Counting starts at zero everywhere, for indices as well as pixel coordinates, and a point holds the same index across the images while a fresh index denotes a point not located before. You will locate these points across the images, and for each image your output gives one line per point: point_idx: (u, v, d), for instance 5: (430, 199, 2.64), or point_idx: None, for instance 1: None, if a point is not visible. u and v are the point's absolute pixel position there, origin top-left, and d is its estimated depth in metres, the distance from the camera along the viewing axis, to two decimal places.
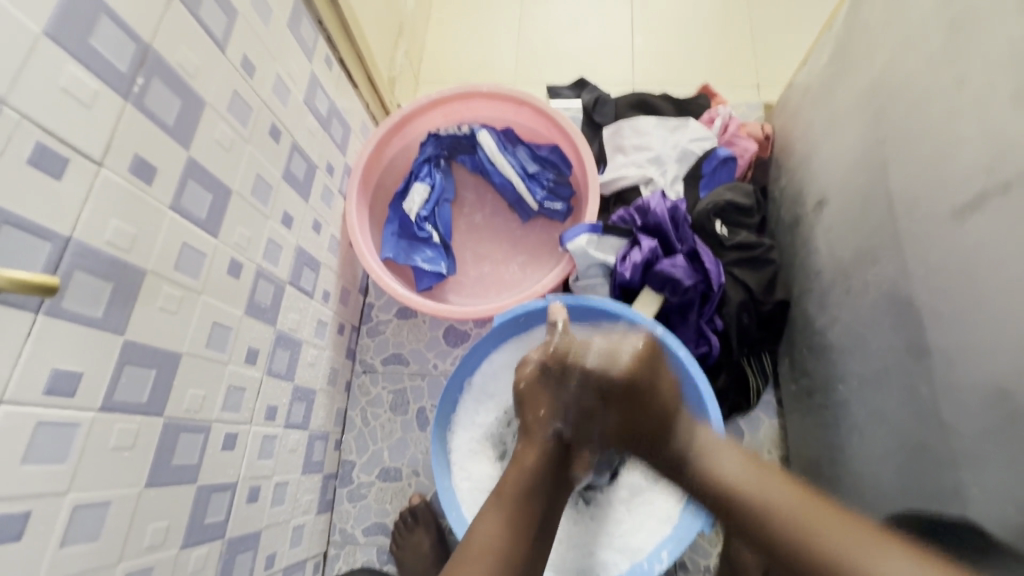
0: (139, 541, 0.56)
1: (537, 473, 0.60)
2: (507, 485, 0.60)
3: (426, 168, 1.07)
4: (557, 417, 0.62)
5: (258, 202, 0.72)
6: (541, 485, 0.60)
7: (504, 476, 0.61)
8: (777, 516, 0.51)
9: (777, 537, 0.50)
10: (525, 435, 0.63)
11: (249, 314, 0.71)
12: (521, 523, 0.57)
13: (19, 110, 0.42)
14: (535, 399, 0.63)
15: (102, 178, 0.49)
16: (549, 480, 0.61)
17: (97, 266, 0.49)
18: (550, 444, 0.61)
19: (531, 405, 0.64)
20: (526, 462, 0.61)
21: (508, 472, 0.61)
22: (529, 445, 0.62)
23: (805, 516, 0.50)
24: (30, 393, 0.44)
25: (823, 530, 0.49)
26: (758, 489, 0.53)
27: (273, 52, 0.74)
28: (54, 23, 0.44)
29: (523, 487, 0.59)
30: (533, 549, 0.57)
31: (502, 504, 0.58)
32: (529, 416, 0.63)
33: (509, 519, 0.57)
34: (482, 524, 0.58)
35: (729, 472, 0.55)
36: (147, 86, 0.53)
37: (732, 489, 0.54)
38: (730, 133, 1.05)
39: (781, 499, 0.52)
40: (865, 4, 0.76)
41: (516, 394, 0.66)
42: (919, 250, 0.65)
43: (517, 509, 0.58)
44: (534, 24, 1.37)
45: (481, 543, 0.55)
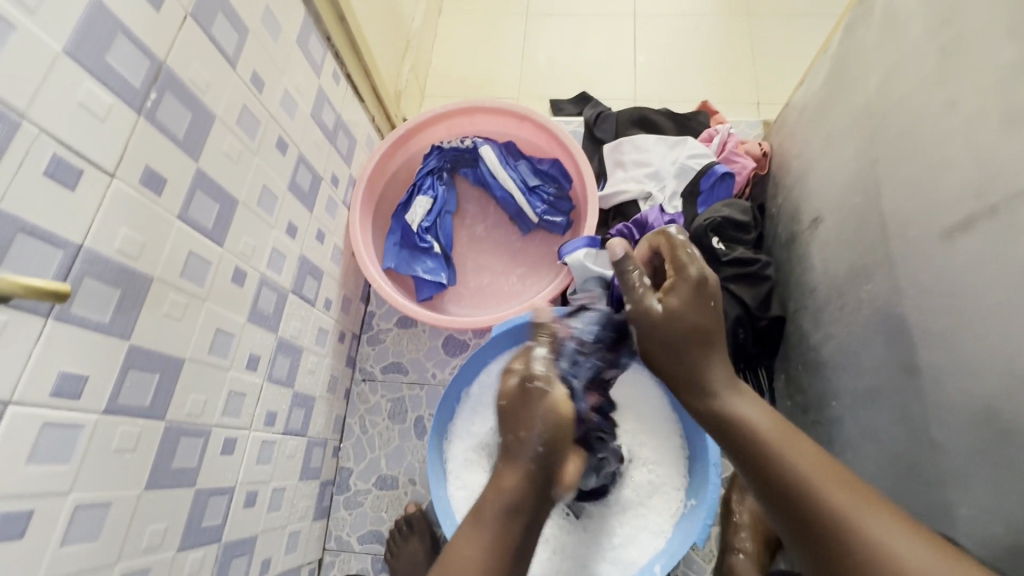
0: (137, 542, 0.57)
1: (516, 497, 0.58)
2: (486, 507, 0.58)
3: (429, 179, 1.09)
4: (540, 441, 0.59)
5: (263, 212, 0.74)
6: (519, 507, 0.58)
7: (483, 495, 0.60)
8: (795, 471, 0.49)
9: (784, 488, 0.49)
10: (505, 455, 0.61)
11: (251, 321, 0.73)
12: (499, 549, 0.56)
13: (38, 125, 0.44)
14: (514, 420, 0.61)
15: (113, 188, 0.51)
16: (530, 500, 0.59)
17: (107, 273, 0.51)
18: (533, 467, 0.59)
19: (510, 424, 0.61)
20: (505, 486, 0.59)
21: (491, 489, 0.60)
22: (509, 469, 0.60)
23: (818, 477, 0.49)
24: (39, 395, 0.46)
25: (823, 485, 0.48)
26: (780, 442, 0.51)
27: (282, 67, 0.76)
28: (73, 42, 0.47)
29: (499, 514, 0.57)
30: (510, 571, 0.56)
31: (478, 528, 0.57)
32: (509, 438, 0.61)
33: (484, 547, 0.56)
34: (459, 545, 0.57)
35: (756, 417, 0.54)
36: (160, 100, 0.55)
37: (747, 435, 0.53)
38: (729, 150, 1.07)
39: (802, 460, 0.50)
40: (860, 27, 0.78)
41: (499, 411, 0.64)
42: (910, 270, 0.66)
43: (494, 538, 0.56)
44: (538, 41, 1.40)
45: (457, 556, 0.55)
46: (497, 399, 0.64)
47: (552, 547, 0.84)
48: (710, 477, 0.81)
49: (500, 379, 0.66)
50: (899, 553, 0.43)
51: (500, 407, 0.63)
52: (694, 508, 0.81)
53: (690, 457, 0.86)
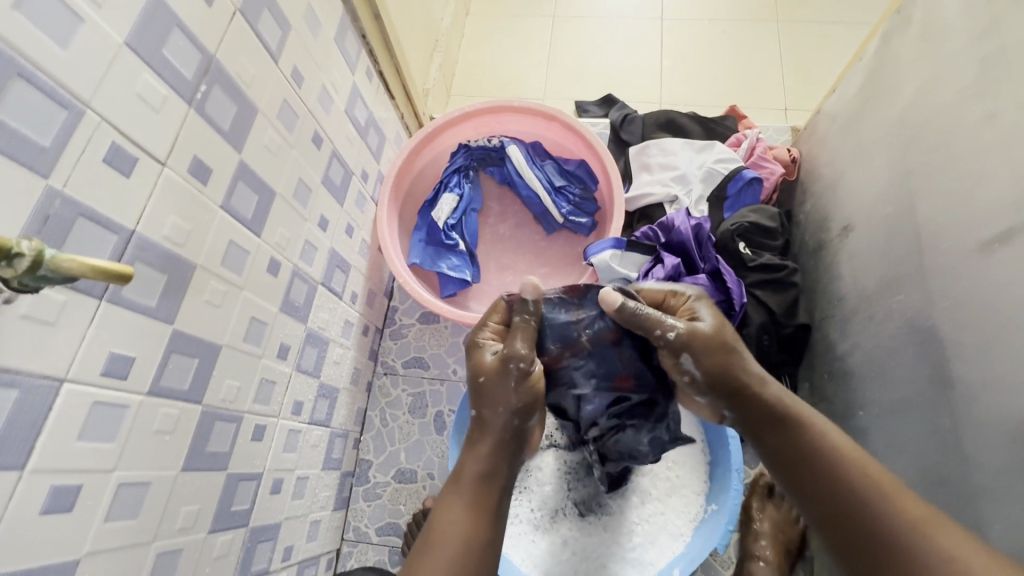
0: (172, 522, 0.58)
1: (489, 461, 0.62)
2: (465, 470, 0.62)
3: (455, 177, 1.10)
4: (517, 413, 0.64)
5: (298, 204, 0.75)
6: (493, 470, 0.62)
7: (462, 461, 0.63)
8: (858, 475, 0.54)
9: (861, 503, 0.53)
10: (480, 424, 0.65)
11: (283, 311, 0.74)
12: (480, 508, 0.59)
13: (99, 113, 0.46)
14: (494, 393, 0.63)
15: (164, 176, 0.52)
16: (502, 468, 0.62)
17: (155, 259, 0.52)
18: (508, 435, 0.63)
19: (488, 397, 0.64)
20: (480, 451, 0.62)
21: (467, 455, 0.63)
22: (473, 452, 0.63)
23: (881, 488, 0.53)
24: (90, 374, 0.47)
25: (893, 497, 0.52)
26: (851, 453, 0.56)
27: (320, 63, 0.78)
28: (134, 36, 0.48)
29: (478, 478, 0.61)
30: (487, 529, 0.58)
31: (460, 492, 0.60)
32: (485, 411, 0.64)
33: (468, 505, 0.59)
34: (444, 511, 0.58)
35: (835, 437, 0.58)
36: (208, 93, 0.57)
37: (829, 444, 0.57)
38: (757, 155, 1.06)
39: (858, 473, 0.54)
40: (898, 35, 0.77)
41: (474, 385, 0.65)
42: (945, 281, 0.65)
43: (474, 495, 0.60)
44: (565, 42, 1.41)
45: (439, 531, 0.56)
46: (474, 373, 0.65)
47: (572, 547, 0.85)
48: (732, 482, 0.81)
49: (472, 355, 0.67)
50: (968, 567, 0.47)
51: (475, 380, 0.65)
52: (716, 513, 0.81)
53: (710, 462, 0.86)
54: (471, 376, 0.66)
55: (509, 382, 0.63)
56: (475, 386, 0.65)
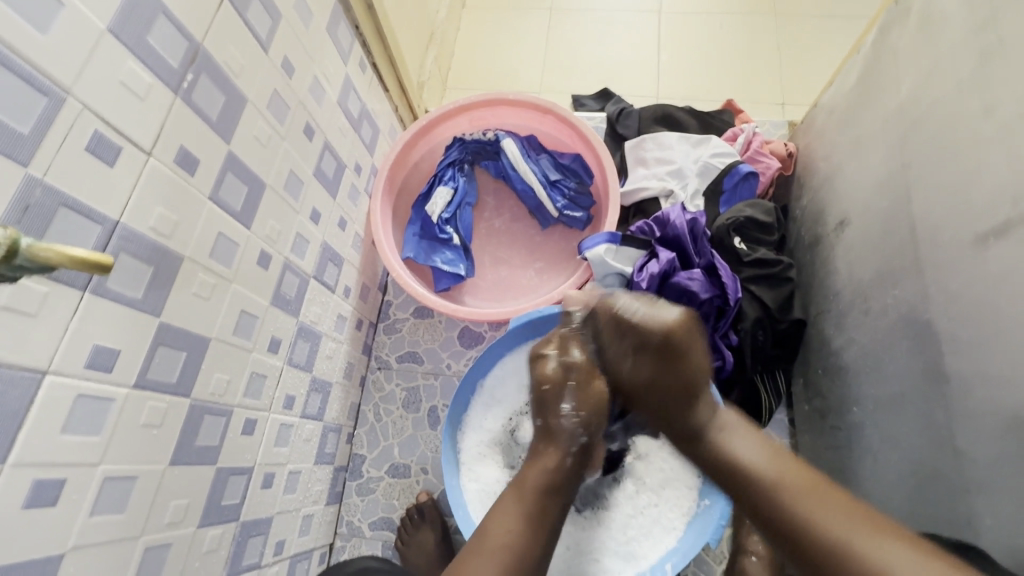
0: (161, 516, 0.58)
1: (557, 475, 0.66)
2: (527, 481, 0.65)
3: (450, 171, 1.10)
4: (579, 425, 0.69)
5: (290, 196, 0.75)
6: (559, 483, 0.66)
7: (524, 473, 0.67)
8: (794, 512, 0.54)
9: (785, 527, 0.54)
10: (544, 436, 0.70)
11: (274, 304, 0.74)
12: (535, 521, 0.62)
13: (81, 101, 0.45)
14: (562, 404, 0.70)
15: (149, 166, 0.52)
16: (563, 483, 0.66)
17: (141, 250, 0.52)
18: (574, 450, 0.68)
19: (553, 407, 0.70)
20: (545, 464, 0.66)
21: (528, 469, 0.67)
22: (549, 456, 0.67)
23: (807, 497, 0.55)
24: (74, 366, 0.47)
25: (819, 507, 0.54)
26: (770, 467, 0.59)
27: (312, 54, 0.77)
28: (117, 22, 0.47)
29: (538, 489, 0.64)
30: (540, 543, 0.61)
31: (520, 504, 0.63)
32: (551, 422, 0.69)
33: (526, 520, 0.62)
34: (498, 520, 0.62)
35: (751, 456, 0.61)
36: (196, 82, 0.56)
37: (743, 465, 0.60)
38: (753, 149, 1.05)
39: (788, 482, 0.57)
40: (895, 27, 0.77)
41: (538, 395, 0.72)
42: (940, 275, 0.65)
43: (531, 510, 0.63)
44: (561, 35, 1.39)
45: (495, 540, 0.59)
46: (539, 384, 0.71)
47: (566, 543, 0.84)
48: None
49: (535, 364, 0.73)
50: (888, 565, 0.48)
51: (540, 390, 0.72)
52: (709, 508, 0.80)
53: None
54: (534, 384, 0.72)
55: (576, 393, 0.70)
56: (540, 396, 0.71)
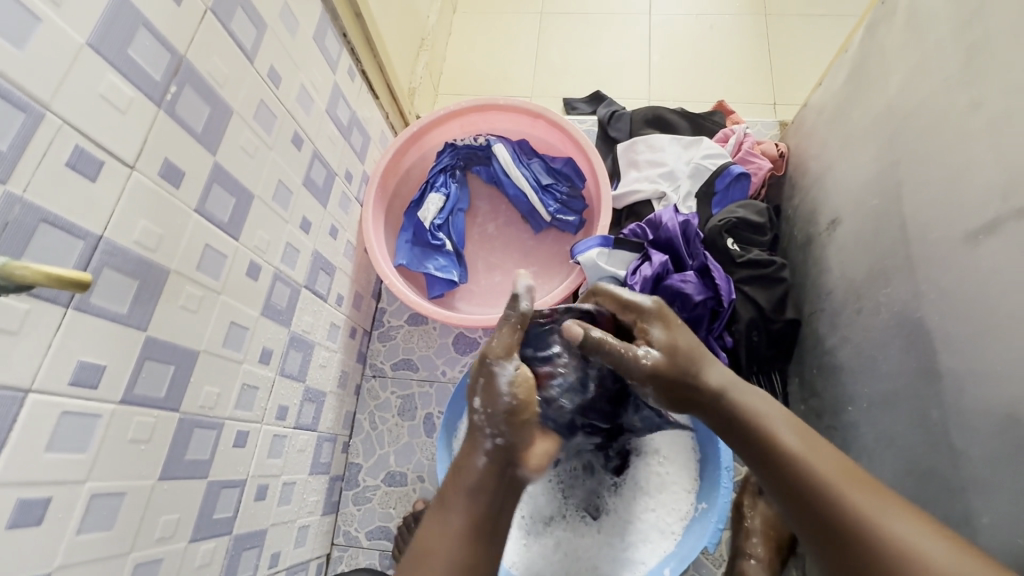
0: (151, 531, 0.57)
1: (477, 476, 0.60)
2: (447, 489, 0.60)
3: (441, 177, 1.09)
4: (487, 421, 0.61)
5: (279, 207, 0.74)
6: (486, 483, 0.59)
7: (450, 476, 0.62)
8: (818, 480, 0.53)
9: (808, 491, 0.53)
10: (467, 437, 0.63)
11: (264, 315, 0.73)
12: (453, 529, 0.57)
13: (61, 116, 0.45)
14: (474, 399, 0.62)
15: (133, 180, 0.51)
16: (486, 482, 0.59)
17: (125, 264, 0.51)
18: (487, 448, 0.60)
19: (469, 401, 0.63)
20: (462, 467, 0.60)
21: (455, 473, 0.61)
22: (470, 456, 0.61)
23: (836, 474, 0.53)
24: (57, 383, 0.46)
25: (851, 489, 0.52)
26: (794, 439, 0.57)
27: (299, 63, 0.76)
28: (96, 36, 0.47)
29: (455, 493, 0.59)
30: (476, 552, 0.57)
31: (444, 512, 0.59)
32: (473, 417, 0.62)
33: (455, 530, 0.57)
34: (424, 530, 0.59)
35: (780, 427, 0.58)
36: (179, 94, 0.56)
37: (770, 434, 0.58)
38: (744, 150, 1.05)
39: (823, 467, 0.54)
40: (883, 26, 0.76)
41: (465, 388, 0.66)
42: (931, 274, 0.65)
43: (459, 514, 0.58)
44: (552, 39, 1.39)
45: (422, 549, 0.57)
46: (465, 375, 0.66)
47: (563, 546, 0.84)
48: (721, 481, 0.80)
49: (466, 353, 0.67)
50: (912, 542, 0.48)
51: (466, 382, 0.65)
52: (705, 512, 0.80)
53: (702, 459, 0.86)
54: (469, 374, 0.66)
55: (486, 388, 0.62)
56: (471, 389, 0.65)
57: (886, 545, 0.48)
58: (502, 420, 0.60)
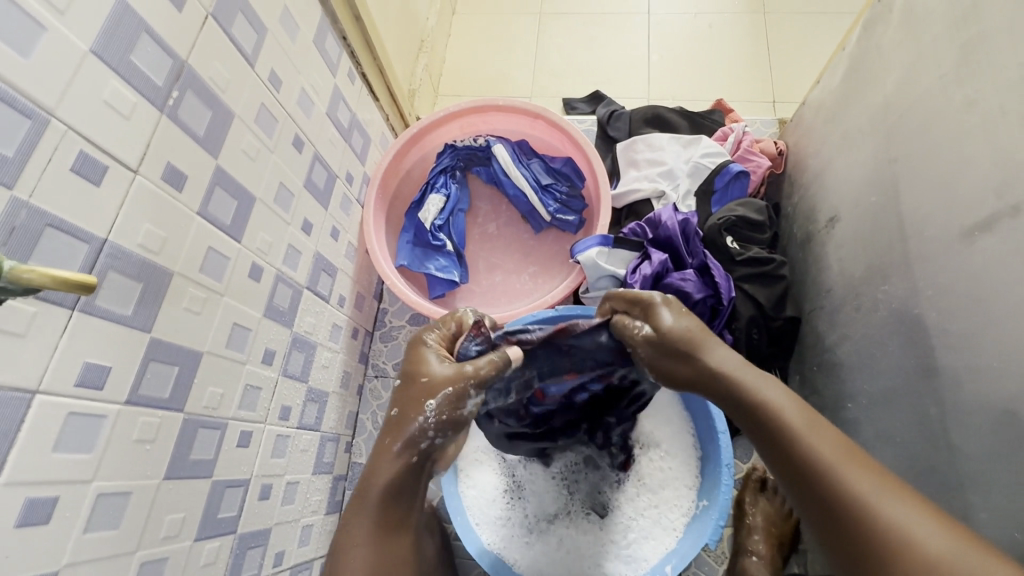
0: (156, 530, 0.58)
1: (400, 476, 0.56)
2: (370, 489, 0.56)
3: (442, 178, 1.10)
4: (436, 427, 0.56)
5: (280, 209, 0.75)
6: (407, 483, 0.57)
7: (370, 469, 0.57)
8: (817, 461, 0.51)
9: (807, 472, 0.51)
10: (391, 429, 0.57)
11: (267, 316, 0.74)
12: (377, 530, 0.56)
13: (65, 122, 0.46)
14: (428, 401, 0.56)
15: (136, 184, 0.52)
16: (411, 485, 0.57)
17: (129, 267, 0.52)
18: (422, 450, 0.57)
19: (416, 399, 0.57)
20: (388, 468, 0.56)
21: (373, 470, 0.56)
22: (393, 453, 0.56)
23: (837, 456, 0.51)
24: (63, 384, 0.47)
25: (851, 473, 0.49)
26: (796, 418, 0.54)
27: (299, 66, 0.77)
28: (99, 42, 0.48)
29: (380, 497, 0.56)
30: (391, 550, 0.56)
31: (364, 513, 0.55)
32: (410, 416, 0.57)
33: (373, 532, 0.55)
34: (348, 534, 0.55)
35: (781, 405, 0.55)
36: (181, 98, 0.57)
37: (769, 412, 0.55)
38: (743, 148, 1.06)
39: (822, 449, 0.51)
40: (879, 23, 0.77)
41: (410, 382, 0.59)
42: (929, 270, 0.65)
43: (380, 515, 0.56)
44: (551, 39, 1.40)
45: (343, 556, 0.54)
46: (420, 372, 0.59)
47: (566, 545, 0.85)
48: (722, 478, 0.80)
49: (415, 351, 0.62)
50: (912, 531, 0.45)
51: (416, 378, 0.59)
52: (706, 509, 0.80)
53: (703, 455, 0.86)
54: (410, 372, 0.60)
55: (449, 397, 0.57)
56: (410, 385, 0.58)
57: (883, 529, 0.46)
58: (449, 426, 0.57)
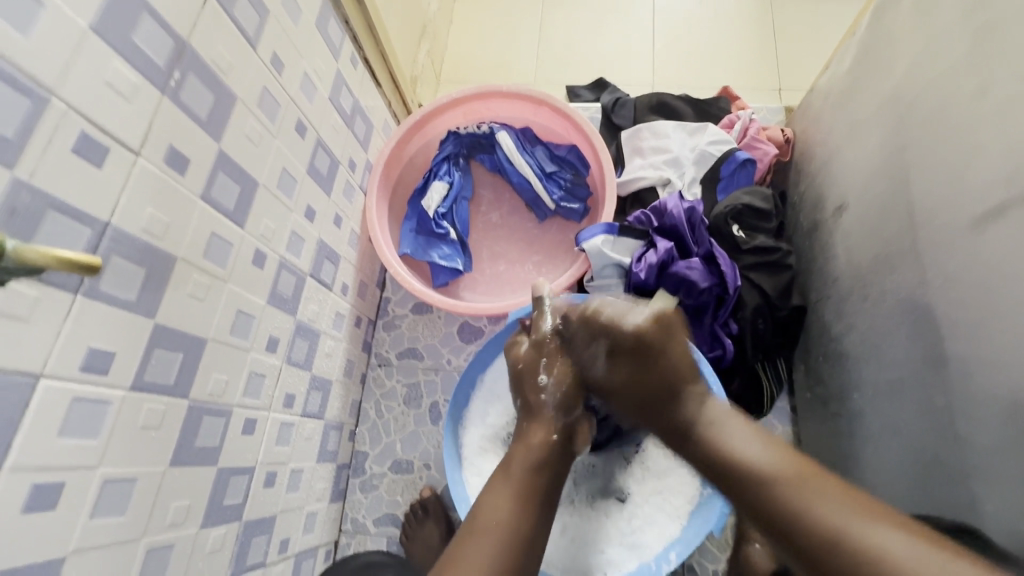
0: (162, 518, 0.58)
1: (545, 450, 0.65)
2: (516, 460, 0.64)
3: (445, 166, 1.09)
4: (555, 395, 0.69)
5: (283, 195, 0.74)
6: (546, 462, 0.64)
7: (511, 454, 0.65)
8: (793, 504, 0.51)
9: (775, 507, 0.52)
10: (528, 413, 0.69)
11: (271, 304, 0.73)
12: (530, 495, 0.61)
13: (66, 102, 0.44)
14: (539, 377, 0.70)
15: (139, 166, 0.51)
16: (556, 457, 0.65)
17: (132, 252, 0.51)
18: (556, 424, 0.67)
19: (531, 381, 0.71)
20: (532, 443, 0.65)
21: (517, 447, 0.66)
22: (533, 429, 0.67)
23: (800, 483, 0.52)
24: (68, 369, 0.46)
25: (815, 495, 0.51)
26: (764, 459, 0.55)
27: (301, 49, 0.76)
28: (99, 20, 0.47)
29: (527, 466, 0.63)
30: (534, 521, 0.60)
31: (509, 482, 0.62)
32: (532, 397, 0.70)
33: (515, 496, 0.61)
34: (491, 500, 0.61)
35: (747, 450, 0.56)
36: (183, 80, 0.55)
37: (741, 458, 0.56)
38: (750, 136, 1.04)
39: (792, 489, 0.52)
40: (892, 7, 0.75)
41: (514, 374, 0.74)
42: (938, 258, 0.65)
43: (522, 486, 0.62)
44: (555, 26, 1.38)
45: (489, 518, 0.59)
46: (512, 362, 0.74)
47: (570, 533, 0.84)
48: None
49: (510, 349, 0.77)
50: (883, 546, 0.46)
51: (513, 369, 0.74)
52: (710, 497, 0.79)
53: None
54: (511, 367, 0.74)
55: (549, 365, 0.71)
56: (517, 375, 0.73)
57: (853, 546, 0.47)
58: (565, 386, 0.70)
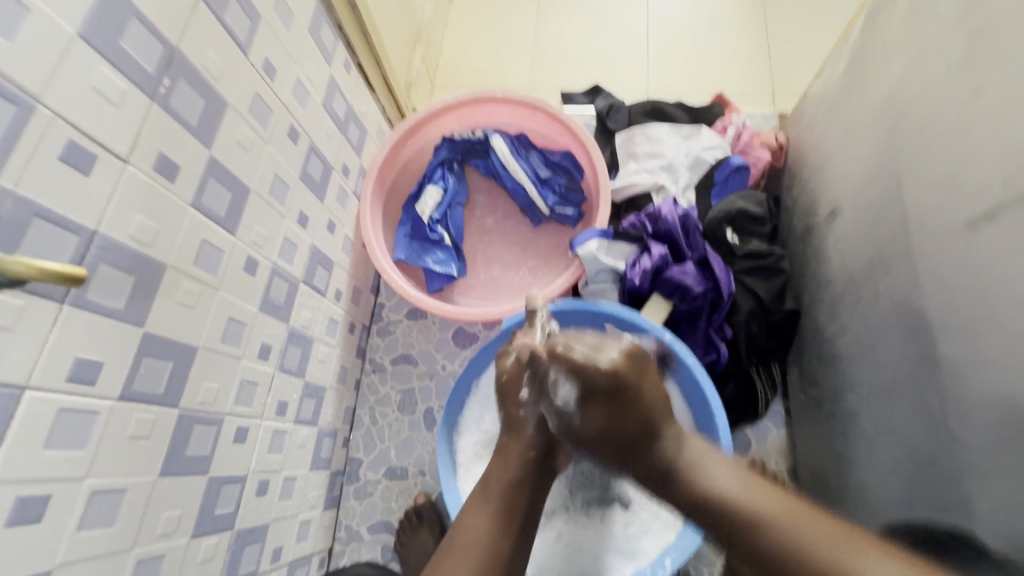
0: (152, 529, 0.57)
1: (522, 470, 0.64)
2: (494, 479, 0.63)
3: (440, 171, 1.09)
4: (537, 414, 0.66)
5: (276, 201, 0.74)
6: (521, 479, 0.64)
7: (489, 471, 0.65)
8: (784, 543, 0.48)
9: (774, 549, 0.49)
10: (510, 429, 0.67)
11: (263, 311, 0.73)
12: (507, 513, 0.61)
13: (53, 109, 0.44)
14: (520, 394, 0.67)
15: (127, 174, 0.51)
16: (532, 477, 0.65)
17: (121, 260, 0.51)
18: (536, 443, 0.65)
19: (514, 396, 0.67)
20: (510, 463, 0.64)
21: (494, 467, 0.65)
22: (515, 448, 0.65)
23: (789, 520, 0.50)
24: (54, 379, 0.46)
25: (804, 531, 0.49)
26: (751, 497, 0.52)
27: (294, 55, 0.75)
28: (87, 26, 0.46)
29: (507, 484, 0.63)
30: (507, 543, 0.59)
31: (486, 504, 0.61)
32: (516, 414, 0.67)
33: (493, 516, 0.60)
34: (469, 516, 0.61)
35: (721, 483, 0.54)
36: (173, 87, 0.55)
37: (718, 495, 0.53)
38: (744, 141, 1.05)
39: (784, 526, 0.49)
40: (883, 13, 0.76)
41: (500, 387, 0.70)
42: (930, 263, 0.65)
43: (500, 506, 0.61)
44: (549, 31, 1.38)
45: (470, 533, 0.59)
46: (499, 374, 0.70)
47: (565, 539, 0.84)
48: None
49: (499, 360, 0.72)
50: None
51: (500, 381, 0.70)
52: None
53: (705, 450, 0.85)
54: (497, 377, 0.70)
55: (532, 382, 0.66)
56: (502, 389, 0.69)
57: None
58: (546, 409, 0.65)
